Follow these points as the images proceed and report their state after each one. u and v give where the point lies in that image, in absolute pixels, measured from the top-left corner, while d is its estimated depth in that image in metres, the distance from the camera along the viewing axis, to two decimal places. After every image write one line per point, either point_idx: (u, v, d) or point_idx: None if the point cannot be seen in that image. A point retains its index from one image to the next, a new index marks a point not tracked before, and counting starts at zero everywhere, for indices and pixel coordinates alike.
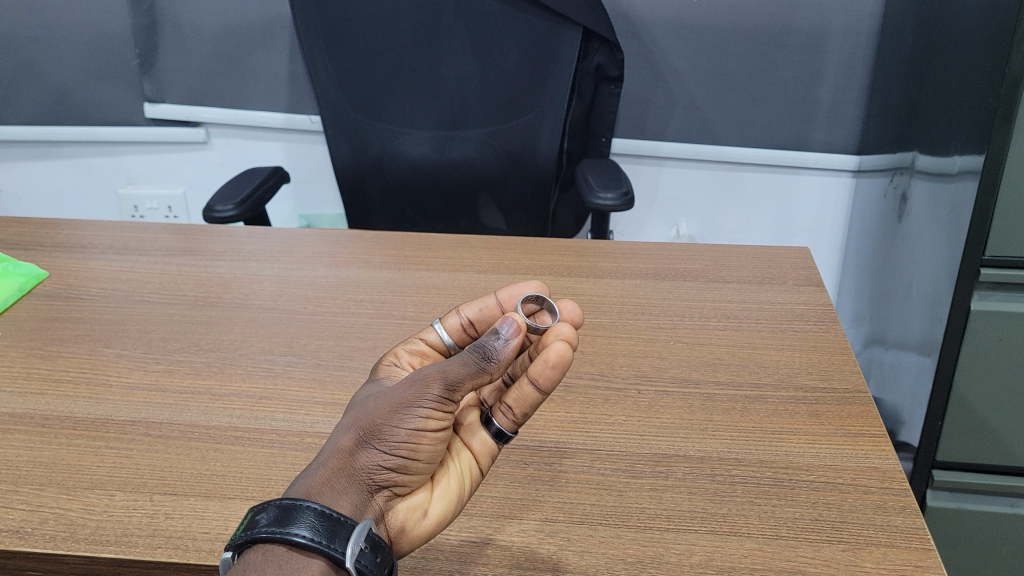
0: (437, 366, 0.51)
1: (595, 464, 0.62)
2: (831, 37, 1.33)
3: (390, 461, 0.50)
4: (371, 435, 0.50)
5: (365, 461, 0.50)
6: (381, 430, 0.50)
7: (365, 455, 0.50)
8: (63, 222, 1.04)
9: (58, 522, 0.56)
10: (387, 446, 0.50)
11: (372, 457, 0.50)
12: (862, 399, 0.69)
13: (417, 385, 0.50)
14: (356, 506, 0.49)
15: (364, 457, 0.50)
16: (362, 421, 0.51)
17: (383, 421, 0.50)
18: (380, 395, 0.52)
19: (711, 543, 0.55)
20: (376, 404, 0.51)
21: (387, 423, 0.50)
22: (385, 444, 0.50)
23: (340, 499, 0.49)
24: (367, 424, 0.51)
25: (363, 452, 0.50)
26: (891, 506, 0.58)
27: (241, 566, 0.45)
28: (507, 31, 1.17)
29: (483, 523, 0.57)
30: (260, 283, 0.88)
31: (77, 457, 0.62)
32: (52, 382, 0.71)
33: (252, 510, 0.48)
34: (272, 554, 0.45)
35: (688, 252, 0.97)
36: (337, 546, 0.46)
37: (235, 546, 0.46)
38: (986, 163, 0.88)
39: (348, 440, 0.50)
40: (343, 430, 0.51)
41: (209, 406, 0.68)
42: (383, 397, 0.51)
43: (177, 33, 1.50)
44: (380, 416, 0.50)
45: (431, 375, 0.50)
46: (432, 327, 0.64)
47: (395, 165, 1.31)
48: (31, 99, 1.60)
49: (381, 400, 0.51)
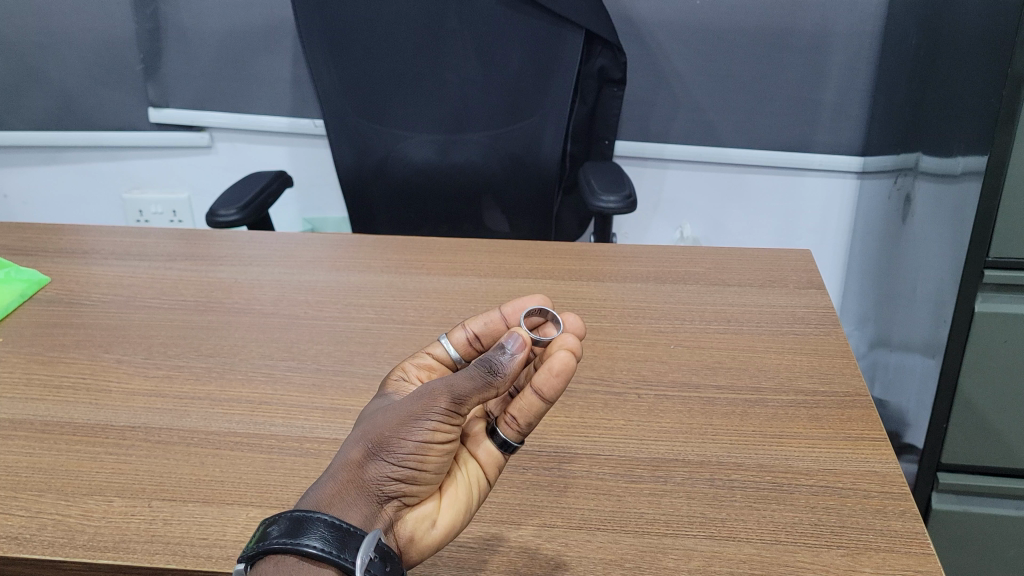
0: (443, 381, 0.51)
1: (595, 469, 0.62)
2: (835, 38, 1.32)
3: (398, 473, 0.50)
4: (380, 448, 0.50)
5: (374, 473, 0.50)
6: (389, 442, 0.50)
7: (374, 468, 0.50)
8: (65, 228, 1.04)
9: (57, 529, 0.56)
10: (395, 458, 0.50)
11: (380, 469, 0.50)
12: (862, 402, 0.69)
13: (424, 399, 0.51)
14: (365, 517, 0.49)
15: (373, 469, 0.50)
16: (370, 434, 0.51)
17: (391, 433, 0.50)
18: (389, 408, 0.53)
19: (709, 548, 0.54)
20: (385, 417, 0.51)
21: (395, 436, 0.50)
22: (394, 456, 0.50)
23: (350, 511, 0.49)
24: (376, 436, 0.51)
25: (372, 465, 0.50)
26: (891, 510, 0.57)
27: None
28: (509, 34, 1.17)
29: (482, 529, 0.57)
30: (261, 288, 0.89)
31: (77, 463, 0.62)
32: (53, 388, 0.71)
33: (263, 521, 0.48)
34: (284, 565, 0.45)
35: (690, 255, 0.96)
36: (348, 556, 0.46)
37: (248, 558, 0.46)
38: (990, 164, 0.88)
39: (357, 453, 0.51)
40: (353, 443, 0.51)
41: (210, 411, 0.68)
42: (391, 410, 0.52)
43: (181, 38, 1.51)
44: (387, 429, 0.50)
45: (437, 389, 0.50)
46: (439, 342, 0.64)
47: (398, 168, 1.31)
48: (36, 105, 1.61)
49: (388, 413, 0.52)
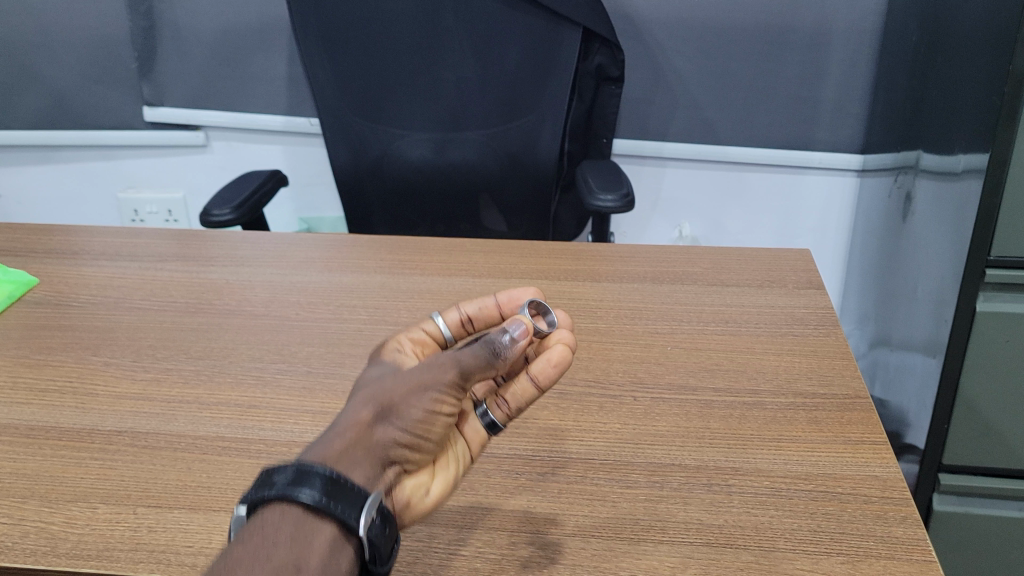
0: (450, 355, 0.52)
1: (589, 474, 0.61)
2: (834, 35, 1.31)
3: (405, 438, 0.50)
4: (390, 411, 0.50)
5: (383, 435, 0.49)
6: (400, 407, 0.50)
7: (383, 429, 0.49)
8: (55, 228, 1.03)
9: (40, 537, 0.55)
10: (405, 423, 0.50)
11: (390, 432, 0.49)
12: (862, 405, 0.68)
13: (435, 369, 0.51)
14: (371, 478, 0.47)
15: (383, 430, 0.49)
16: (377, 398, 0.50)
17: (402, 399, 0.50)
18: (388, 376, 0.52)
19: (706, 556, 0.53)
20: (390, 383, 0.51)
21: (407, 401, 0.50)
22: (404, 420, 0.50)
23: (360, 468, 0.47)
24: (385, 400, 0.50)
25: (382, 426, 0.49)
26: (891, 516, 0.56)
27: (255, 523, 0.43)
28: (506, 32, 1.16)
29: (473, 536, 0.55)
30: (252, 289, 0.87)
31: (61, 469, 0.61)
32: (39, 391, 0.70)
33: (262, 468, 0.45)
34: (288, 514, 0.43)
35: (688, 255, 0.95)
36: (353, 513, 0.44)
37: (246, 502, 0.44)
38: (990, 162, 0.87)
39: (366, 413, 0.49)
40: (356, 405, 0.50)
41: (197, 416, 0.67)
42: (397, 377, 0.51)
43: (176, 37, 1.50)
44: (398, 393, 0.50)
45: (447, 362, 0.52)
46: (432, 318, 0.63)
47: (394, 167, 1.30)
48: (30, 104, 1.59)
49: (394, 380, 0.51)
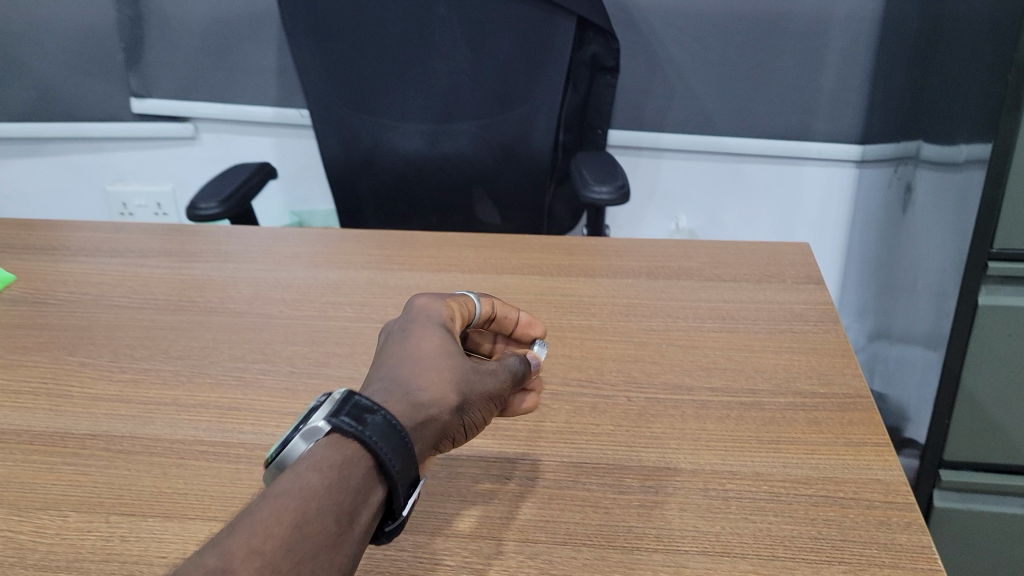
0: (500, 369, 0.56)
1: (580, 479, 0.58)
2: (833, 24, 1.29)
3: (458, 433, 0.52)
4: (463, 402, 0.52)
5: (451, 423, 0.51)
6: (470, 402, 0.52)
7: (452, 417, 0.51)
8: (36, 223, 1.00)
9: (7, 547, 0.53)
10: (466, 419, 0.52)
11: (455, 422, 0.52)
12: (864, 404, 0.65)
13: (494, 378, 0.55)
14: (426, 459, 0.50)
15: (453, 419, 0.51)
16: (457, 383, 0.52)
17: (473, 394, 0.53)
18: (461, 360, 0.54)
19: (702, 566, 0.51)
20: (467, 371, 0.53)
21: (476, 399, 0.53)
22: (467, 417, 0.52)
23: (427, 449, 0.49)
24: (463, 390, 0.52)
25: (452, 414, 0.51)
26: (895, 522, 0.54)
27: (333, 453, 0.44)
28: (500, 21, 1.13)
29: (459, 545, 0.53)
30: (235, 285, 0.85)
31: (32, 475, 0.59)
32: (12, 393, 0.68)
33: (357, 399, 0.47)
34: (360, 462, 0.44)
35: (684, 248, 0.93)
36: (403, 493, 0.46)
37: (335, 425, 0.45)
38: (994, 151, 0.84)
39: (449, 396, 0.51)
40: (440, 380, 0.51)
41: (175, 418, 0.64)
42: (471, 367, 0.54)
43: (163, 27, 1.47)
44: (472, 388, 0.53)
45: (498, 375, 0.56)
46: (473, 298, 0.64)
47: (386, 159, 1.27)
48: (15, 96, 1.57)
49: (469, 370, 0.53)
